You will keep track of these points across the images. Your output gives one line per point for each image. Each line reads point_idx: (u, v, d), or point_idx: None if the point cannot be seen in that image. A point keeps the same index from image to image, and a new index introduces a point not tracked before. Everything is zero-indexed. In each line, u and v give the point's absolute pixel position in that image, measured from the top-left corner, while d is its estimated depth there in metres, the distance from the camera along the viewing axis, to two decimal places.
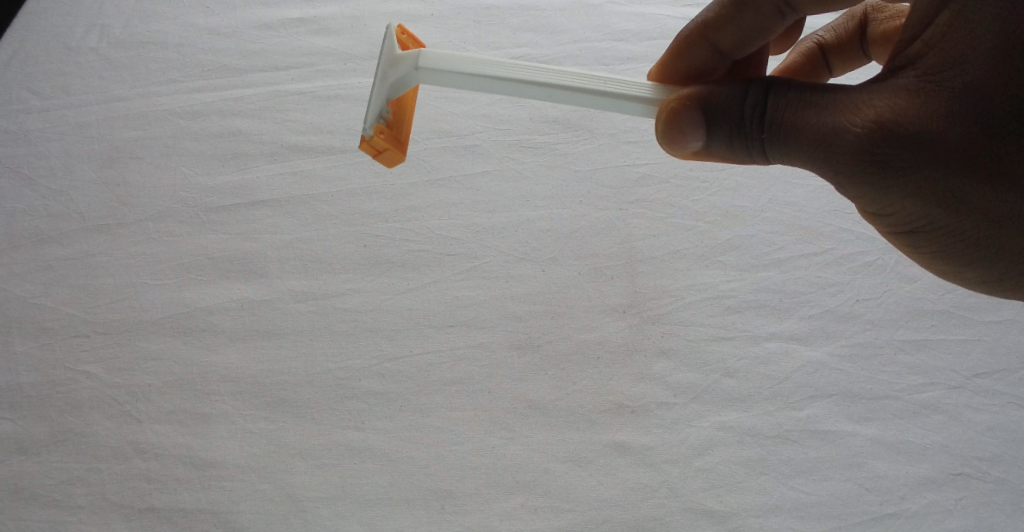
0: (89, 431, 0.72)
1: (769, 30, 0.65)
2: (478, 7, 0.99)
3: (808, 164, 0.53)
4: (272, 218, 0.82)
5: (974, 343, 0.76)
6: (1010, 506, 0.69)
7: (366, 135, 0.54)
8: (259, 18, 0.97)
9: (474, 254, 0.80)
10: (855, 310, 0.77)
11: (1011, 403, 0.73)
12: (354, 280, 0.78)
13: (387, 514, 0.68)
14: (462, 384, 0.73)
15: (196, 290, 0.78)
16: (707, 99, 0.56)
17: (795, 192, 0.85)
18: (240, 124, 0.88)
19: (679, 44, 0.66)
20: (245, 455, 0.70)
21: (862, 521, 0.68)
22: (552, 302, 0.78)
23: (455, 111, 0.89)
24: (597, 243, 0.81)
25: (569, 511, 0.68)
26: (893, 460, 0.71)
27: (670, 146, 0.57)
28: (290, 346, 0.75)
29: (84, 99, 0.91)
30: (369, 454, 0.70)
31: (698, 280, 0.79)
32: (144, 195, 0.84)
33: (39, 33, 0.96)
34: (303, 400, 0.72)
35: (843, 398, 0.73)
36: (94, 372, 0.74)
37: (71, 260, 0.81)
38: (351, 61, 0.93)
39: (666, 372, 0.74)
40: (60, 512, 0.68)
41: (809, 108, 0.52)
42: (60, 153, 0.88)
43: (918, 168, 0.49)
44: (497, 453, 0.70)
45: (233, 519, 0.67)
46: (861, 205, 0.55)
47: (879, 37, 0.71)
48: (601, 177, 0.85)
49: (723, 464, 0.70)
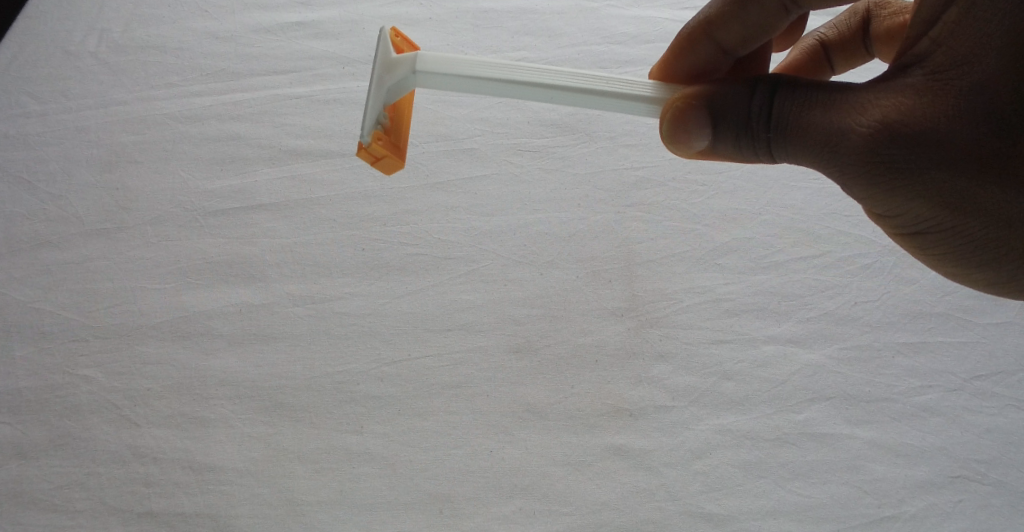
0: (89, 435, 0.72)
1: (773, 25, 0.64)
2: (477, 10, 0.98)
3: (815, 164, 0.53)
4: (271, 222, 0.82)
5: (973, 345, 0.76)
6: (1008, 507, 0.70)
7: (365, 142, 0.54)
8: (257, 22, 0.96)
9: (472, 258, 0.80)
10: (853, 313, 0.78)
11: (1011, 405, 0.74)
12: (352, 285, 0.78)
13: (387, 519, 0.68)
14: (461, 388, 0.73)
15: (196, 295, 0.78)
16: (712, 98, 0.55)
17: (794, 193, 0.85)
18: (239, 128, 0.88)
19: (681, 43, 0.66)
20: (245, 459, 0.70)
21: (861, 523, 0.69)
22: (552, 305, 0.78)
23: (454, 115, 0.89)
24: (596, 245, 0.81)
25: (569, 514, 0.68)
26: (891, 463, 0.71)
27: (675, 146, 0.56)
28: (289, 350, 0.75)
29: (83, 103, 0.90)
30: (369, 458, 0.70)
31: (697, 282, 0.79)
32: (143, 199, 0.84)
33: (39, 37, 0.96)
34: (304, 404, 0.72)
35: (842, 400, 0.73)
36: (94, 376, 0.74)
37: (71, 264, 0.80)
38: (350, 65, 0.93)
39: (666, 375, 0.74)
40: (61, 517, 0.68)
41: (816, 107, 0.52)
42: (59, 156, 0.87)
43: (927, 168, 0.49)
44: (496, 456, 0.71)
45: (232, 523, 0.68)
46: (869, 206, 0.54)
47: (883, 35, 0.70)
48: (601, 180, 0.85)
49: (722, 467, 0.71)
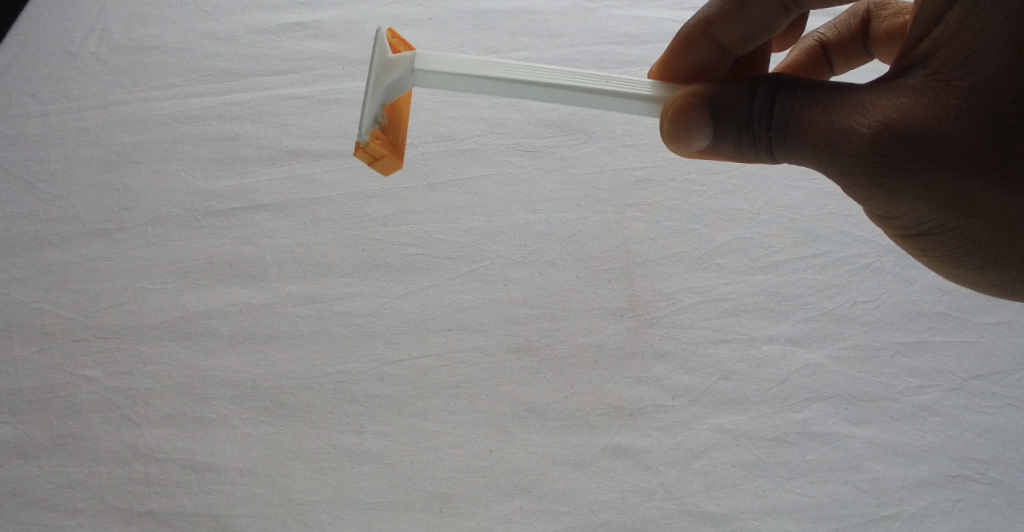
0: (90, 434, 0.72)
1: (773, 25, 0.65)
2: (477, 11, 0.99)
3: (816, 163, 0.53)
4: (271, 223, 0.82)
5: (972, 345, 0.76)
6: (1007, 507, 0.70)
7: (361, 141, 0.54)
8: (258, 23, 0.96)
9: (472, 258, 0.80)
10: (853, 312, 0.78)
11: (1010, 405, 0.74)
12: (352, 284, 0.78)
13: (387, 518, 0.68)
14: (462, 388, 0.73)
15: (196, 294, 0.78)
16: (712, 98, 0.55)
17: (793, 194, 0.85)
18: (239, 129, 0.88)
19: (680, 43, 0.66)
20: (245, 458, 0.70)
21: (860, 523, 0.69)
22: (551, 305, 0.78)
23: (454, 115, 0.89)
24: (595, 245, 0.81)
25: (568, 514, 0.68)
26: (891, 462, 0.71)
27: (675, 145, 0.56)
28: (290, 350, 0.75)
29: (84, 103, 0.90)
30: (369, 457, 0.70)
31: (697, 282, 0.79)
32: (143, 199, 0.84)
33: (39, 38, 0.96)
34: (304, 404, 0.72)
35: (841, 400, 0.74)
36: (94, 376, 0.74)
37: (71, 263, 0.80)
38: (351, 65, 0.93)
39: (665, 375, 0.74)
40: (61, 516, 0.69)
41: (816, 107, 0.52)
42: (60, 157, 0.87)
43: (927, 170, 0.49)
44: (496, 456, 0.71)
45: (232, 523, 0.68)
46: (869, 207, 0.54)
47: (882, 36, 0.70)
48: (600, 180, 0.85)
49: (721, 466, 0.71)
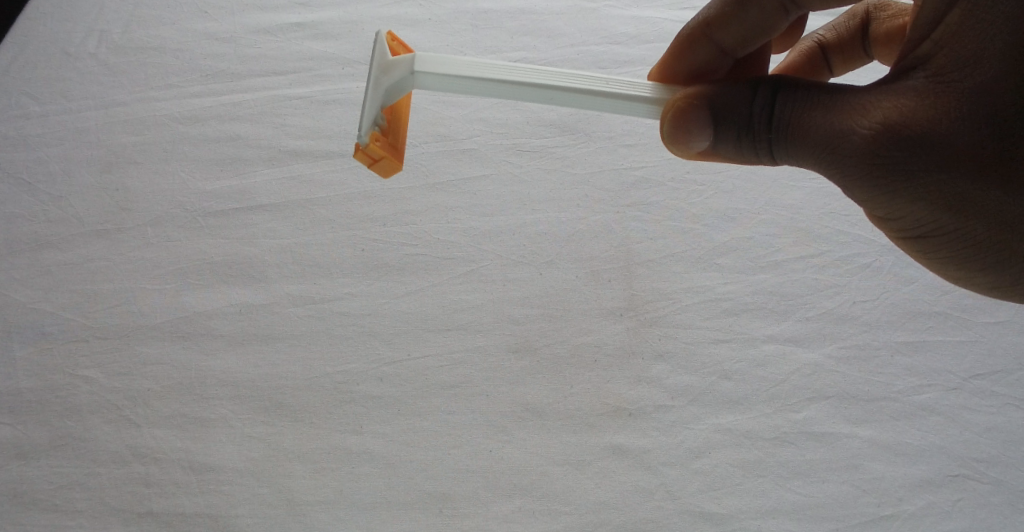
0: (90, 435, 0.72)
1: (773, 26, 0.65)
2: (477, 11, 0.99)
3: (817, 164, 0.53)
4: (270, 223, 0.82)
5: (973, 344, 0.76)
6: (1007, 506, 0.70)
7: (361, 144, 0.54)
8: (257, 23, 0.96)
9: (472, 258, 0.80)
10: (852, 312, 0.78)
11: (1010, 404, 0.74)
12: (352, 285, 0.78)
13: (386, 517, 0.68)
14: (461, 389, 0.73)
15: (196, 295, 0.78)
16: (713, 99, 0.55)
17: (792, 193, 0.85)
18: (238, 129, 0.88)
19: (680, 45, 0.66)
20: (245, 459, 0.70)
21: (859, 523, 0.69)
22: (550, 305, 0.78)
23: (453, 115, 0.89)
24: (595, 245, 0.81)
25: (569, 514, 0.68)
26: (891, 462, 0.71)
27: (675, 146, 0.56)
28: (289, 350, 0.75)
29: (83, 104, 0.90)
30: (368, 458, 0.70)
31: (697, 282, 0.79)
32: (142, 199, 0.84)
33: (39, 39, 0.96)
34: (304, 406, 0.72)
35: (840, 399, 0.74)
36: (94, 377, 0.74)
37: (70, 264, 0.80)
38: (350, 65, 0.93)
39: (664, 375, 0.74)
40: (61, 517, 0.69)
41: (817, 108, 0.52)
42: (59, 158, 0.87)
43: (928, 171, 0.49)
44: (496, 456, 0.71)
45: (232, 523, 0.68)
46: (869, 208, 0.54)
47: (881, 37, 0.70)
48: (600, 180, 0.85)
49: (721, 465, 0.71)
